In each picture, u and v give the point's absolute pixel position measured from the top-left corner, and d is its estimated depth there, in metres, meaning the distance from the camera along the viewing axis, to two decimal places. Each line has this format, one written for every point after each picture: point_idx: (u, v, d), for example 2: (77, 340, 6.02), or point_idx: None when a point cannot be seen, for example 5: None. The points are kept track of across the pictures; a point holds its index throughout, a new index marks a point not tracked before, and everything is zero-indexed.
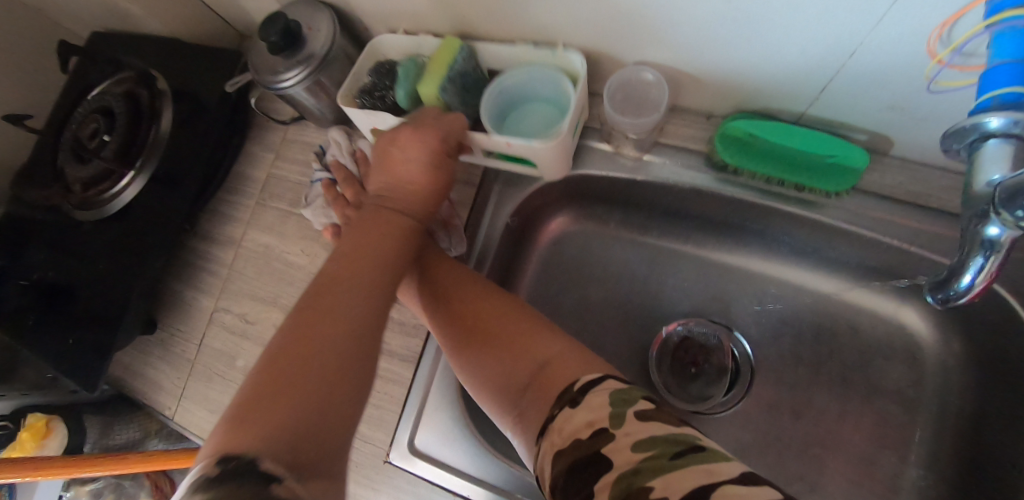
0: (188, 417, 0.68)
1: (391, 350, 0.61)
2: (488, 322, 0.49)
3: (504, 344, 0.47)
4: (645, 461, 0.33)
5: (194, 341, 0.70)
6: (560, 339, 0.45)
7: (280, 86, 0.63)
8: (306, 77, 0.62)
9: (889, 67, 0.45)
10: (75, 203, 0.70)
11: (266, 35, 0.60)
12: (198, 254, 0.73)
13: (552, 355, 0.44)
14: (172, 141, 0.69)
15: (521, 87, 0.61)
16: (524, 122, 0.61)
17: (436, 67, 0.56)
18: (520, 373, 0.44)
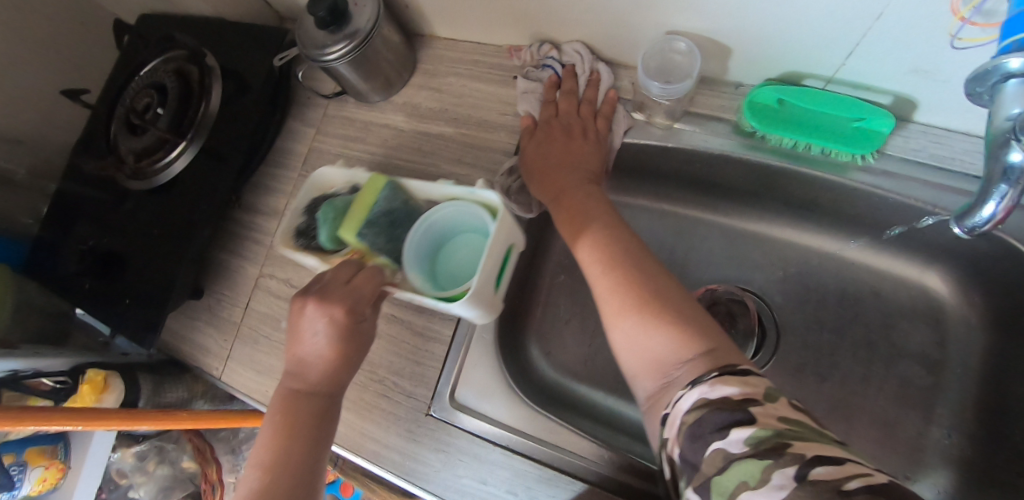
0: (234, 377, 0.72)
1: (431, 310, 0.64)
2: (623, 281, 0.45)
3: (642, 309, 0.43)
4: (792, 429, 0.32)
5: (240, 306, 0.73)
6: (697, 323, 0.41)
7: (324, 59, 0.66)
8: (349, 52, 0.65)
9: (913, 28, 0.47)
10: (129, 173, 0.74)
11: (313, 11, 0.63)
12: (243, 224, 0.76)
13: (679, 339, 0.40)
14: (220, 116, 0.73)
15: (443, 229, 0.60)
16: (455, 263, 0.59)
17: (356, 216, 0.56)
18: (643, 342, 0.42)
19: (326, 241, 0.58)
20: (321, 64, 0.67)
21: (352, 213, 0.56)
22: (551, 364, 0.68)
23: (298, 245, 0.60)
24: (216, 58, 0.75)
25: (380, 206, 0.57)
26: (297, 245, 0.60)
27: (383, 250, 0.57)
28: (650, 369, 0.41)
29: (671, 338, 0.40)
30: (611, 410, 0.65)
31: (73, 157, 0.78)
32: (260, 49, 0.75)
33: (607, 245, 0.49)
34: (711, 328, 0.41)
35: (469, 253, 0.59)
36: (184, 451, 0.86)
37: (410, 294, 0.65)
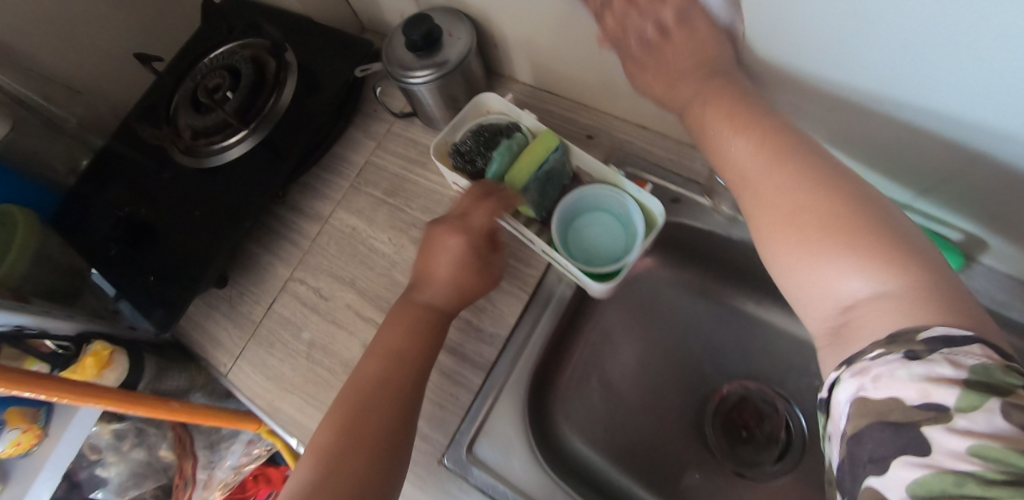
0: (241, 377, 0.69)
1: (463, 353, 0.62)
2: (817, 204, 0.37)
3: (833, 237, 0.36)
4: (974, 483, 0.27)
5: (262, 305, 0.71)
6: (918, 279, 0.34)
7: (405, 79, 0.64)
8: (432, 78, 0.64)
9: (1003, 183, 0.45)
10: (183, 148, 0.73)
11: (407, 33, 0.62)
12: (282, 222, 0.74)
13: (892, 309, 0.33)
14: (288, 112, 0.72)
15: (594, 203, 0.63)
16: (586, 233, 0.62)
17: (527, 165, 0.58)
18: (826, 281, 0.36)
19: (492, 174, 0.60)
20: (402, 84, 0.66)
21: (525, 159, 0.59)
22: (571, 430, 0.66)
23: (454, 162, 0.64)
24: (295, 54, 0.74)
25: (547, 162, 0.59)
26: (455, 162, 0.64)
27: (537, 202, 0.61)
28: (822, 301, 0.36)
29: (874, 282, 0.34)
30: (623, 489, 0.63)
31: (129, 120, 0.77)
32: (340, 55, 0.75)
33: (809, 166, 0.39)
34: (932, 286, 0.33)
35: (602, 231, 0.62)
36: (164, 438, 0.83)
37: None
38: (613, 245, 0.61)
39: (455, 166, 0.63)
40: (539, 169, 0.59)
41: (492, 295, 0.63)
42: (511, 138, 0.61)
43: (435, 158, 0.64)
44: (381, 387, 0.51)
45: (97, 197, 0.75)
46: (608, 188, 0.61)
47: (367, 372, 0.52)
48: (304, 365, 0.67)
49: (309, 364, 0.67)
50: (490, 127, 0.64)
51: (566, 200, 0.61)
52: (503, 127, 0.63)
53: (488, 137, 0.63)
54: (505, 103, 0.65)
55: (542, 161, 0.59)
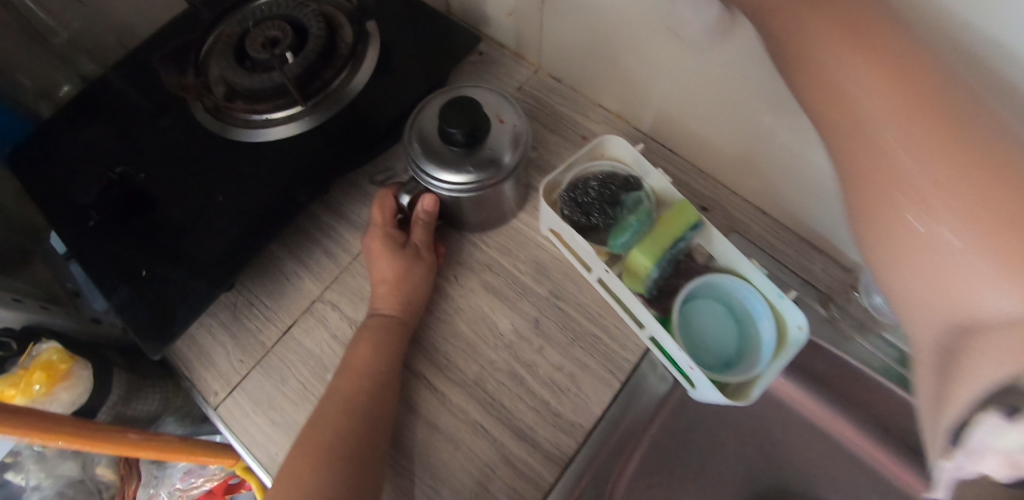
0: (235, 413, 0.54)
1: (535, 441, 0.51)
2: (883, 104, 0.24)
3: (949, 191, 0.22)
4: None
5: (279, 325, 0.57)
6: (1008, 200, 0.21)
7: (423, 172, 0.50)
8: (462, 183, 0.50)
9: None
10: (212, 108, 0.57)
11: (447, 127, 0.48)
12: (318, 225, 0.60)
13: (986, 260, 0.21)
14: (357, 93, 0.58)
15: (715, 290, 0.53)
16: (697, 322, 0.52)
17: (662, 239, 0.49)
18: (911, 219, 0.23)
19: (614, 245, 0.50)
20: (422, 182, 0.51)
21: (656, 235, 0.49)
22: None
23: (563, 208, 0.53)
24: (376, 26, 0.61)
25: (681, 240, 0.50)
26: (564, 213, 0.53)
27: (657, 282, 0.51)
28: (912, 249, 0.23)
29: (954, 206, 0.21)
30: None
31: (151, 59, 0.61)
32: (431, 42, 0.62)
33: (912, 72, 0.24)
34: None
35: (719, 325, 0.52)
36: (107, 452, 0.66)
37: (514, 412, 0.52)
38: (731, 346, 0.52)
39: (565, 215, 0.53)
40: (673, 247, 0.49)
41: (578, 375, 0.53)
42: (643, 204, 0.51)
43: (541, 200, 0.53)
44: (345, 418, 0.44)
45: (84, 147, 0.58)
46: (738, 280, 0.52)
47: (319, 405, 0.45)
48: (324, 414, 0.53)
49: None
50: (612, 178, 0.54)
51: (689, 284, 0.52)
52: (624, 180, 0.53)
53: (611, 191, 0.53)
54: (631, 153, 0.55)
55: (679, 240, 0.49)
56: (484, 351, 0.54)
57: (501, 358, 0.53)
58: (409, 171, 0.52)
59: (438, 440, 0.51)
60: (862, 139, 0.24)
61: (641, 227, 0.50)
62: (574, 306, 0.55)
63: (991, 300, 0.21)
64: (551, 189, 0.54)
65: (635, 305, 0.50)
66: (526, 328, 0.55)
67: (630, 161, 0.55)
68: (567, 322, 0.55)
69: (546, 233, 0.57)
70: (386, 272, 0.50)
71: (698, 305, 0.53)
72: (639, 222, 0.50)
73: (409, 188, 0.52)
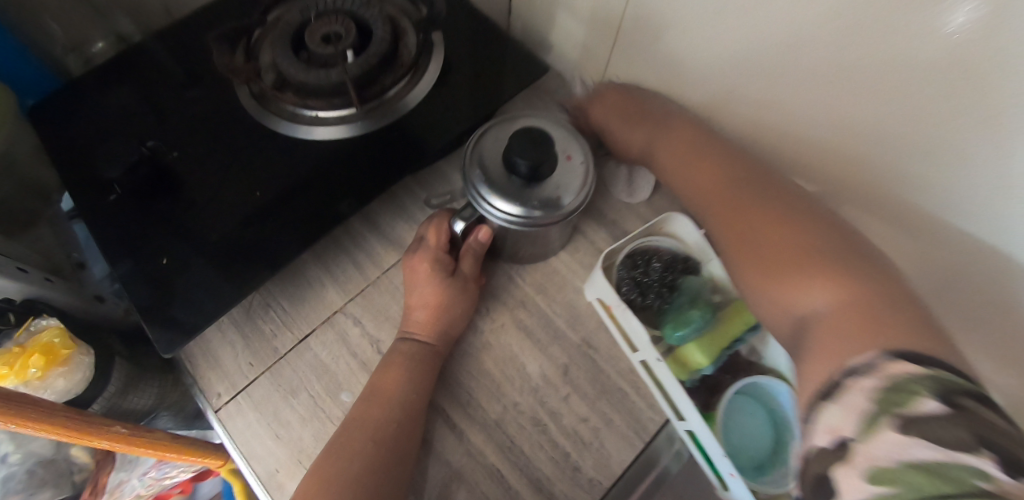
0: (237, 420, 0.51)
1: (551, 494, 0.49)
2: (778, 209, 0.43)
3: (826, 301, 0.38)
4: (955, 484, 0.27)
5: (295, 334, 0.54)
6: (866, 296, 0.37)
7: (482, 198, 0.48)
8: (522, 216, 0.48)
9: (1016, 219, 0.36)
10: (260, 97, 0.54)
11: (514, 156, 0.46)
12: (351, 233, 0.57)
13: (847, 331, 0.35)
14: (413, 105, 0.56)
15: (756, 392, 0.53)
16: (735, 421, 0.52)
17: (721, 339, 0.48)
18: (798, 303, 0.40)
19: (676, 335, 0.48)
20: (476, 208, 0.50)
21: (717, 332, 0.48)
22: None
23: (621, 285, 0.51)
24: (442, 39, 0.59)
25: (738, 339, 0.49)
26: (623, 291, 0.51)
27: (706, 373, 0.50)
28: (785, 326, 0.41)
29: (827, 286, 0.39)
30: None
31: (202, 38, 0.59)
32: (494, 65, 0.60)
33: (730, 172, 0.48)
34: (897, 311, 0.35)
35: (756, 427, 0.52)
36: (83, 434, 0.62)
37: (533, 460, 0.50)
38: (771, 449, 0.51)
39: (622, 293, 0.51)
40: (728, 347, 0.49)
41: (602, 431, 0.51)
42: (705, 294, 0.50)
43: (597, 270, 0.51)
44: (378, 440, 0.44)
45: (116, 116, 0.55)
46: (784, 386, 0.51)
47: (345, 427, 0.45)
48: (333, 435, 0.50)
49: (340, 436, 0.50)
50: (675, 260, 0.53)
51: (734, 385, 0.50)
52: (685, 263, 0.52)
53: (672, 276, 0.51)
54: (693, 234, 0.54)
55: (737, 342, 0.49)
56: (508, 391, 0.52)
57: (525, 401, 0.52)
58: (466, 197, 0.50)
59: (450, 479, 0.49)
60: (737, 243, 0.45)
61: (706, 324, 0.48)
62: (605, 357, 0.54)
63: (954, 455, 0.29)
64: (606, 263, 0.52)
65: (681, 398, 0.48)
66: (554, 374, 0.53)
67: (691, 244, 0.54)
68: (597, 374, 0.53)
69: (593, 300, 0.54)
70: (429, 297, 0.51)
71: (739, 403, 0.52)
72: (702, 317, 0.48)
73: (464, 215, 0.50)
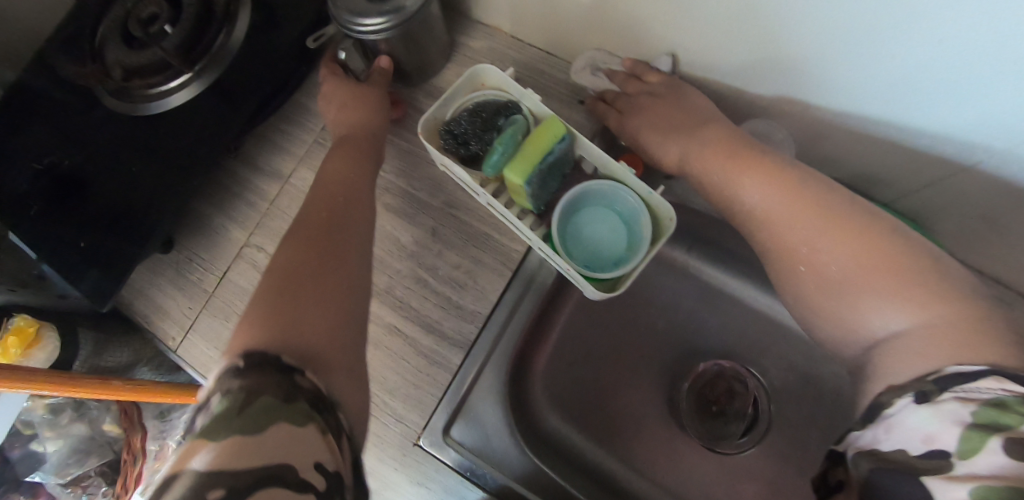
0: (194, 352, 0.63)
1: (443, 332, 0.58)
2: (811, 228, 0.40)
3: (830, 254, 0.39)
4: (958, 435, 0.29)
5: (216, 273, 0.64)
6: (903, 271, 0.36)
7: (356, 30, 0.57)
8: (387, 28, 0.57)
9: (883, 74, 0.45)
10: (112, 90, 0.62)
11: None
12: (236, 179, 0.66)
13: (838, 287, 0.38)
14: (241, 52, 0.62)
15: (601, 199, 0.58)
16: (584, 231, 0.57)
17: (531, 157, 0.53)
18: (866, 320, 0.37)
19: (489, 167, 0.55)
20: (351, 33, 0.58)
21: (523, 152, 0.53)
22: (551, 409, 0.65)
23: (447, 148, 0.57)
24: None
25: (552, 153, 0.54)
26: (444, 147, 0.57)
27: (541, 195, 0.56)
28: (856, 342, 0.38)
29: (834, 238, 0.39)
30: (601, 468, 0.64)
31: (40, 50, 0.64)
32: None
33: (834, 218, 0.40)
34: (900, 261, 0.36)
35: (602, 230, 0.57)
36: (107, 411, 0.74)
37: (422, 310, 0.59)
38: (625, 245, 0.57)
39: (445, 149, 0.57)
40: (543, 162, 0.54)
41: (474, 272, 0.60)
42: (514, 126, 0.55)
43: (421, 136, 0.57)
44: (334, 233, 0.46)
45: None
46: (616, 184, 0.57)
47: (298, 233, 0.45)
48: None
49: None
50: (487, 106, 0.58)
51: (570, 192, 0.56)
52: (499, 107, 0.57)
53: (485, 120, 0.57)
54: (504, 78, 0.58)
55: (547, 154, 0.53)
56: (390, 262, 0.61)
57: (406, 267, 0.60)
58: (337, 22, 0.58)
59: None
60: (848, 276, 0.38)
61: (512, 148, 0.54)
62: (467, 212, 0.61)
63: (895, 323, 0.35)
64: (428, 125, 0.58)
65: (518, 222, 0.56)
66: (425, 238, 0.61)
67: (509, 89, 0.58)
68: (461, 226, 0.61)
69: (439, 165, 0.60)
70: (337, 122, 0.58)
71: (583, 214, 0.58)
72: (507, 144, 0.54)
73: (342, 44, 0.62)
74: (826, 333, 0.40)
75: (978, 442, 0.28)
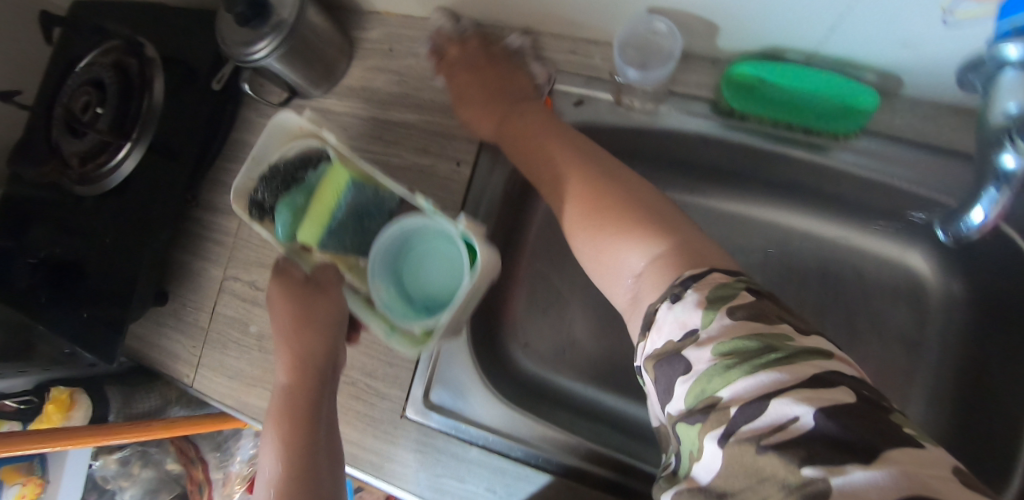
0: (206, 383, 0.70)
1: None
2: (587, 186, 0.49)
3: (599, 204, 0.47)
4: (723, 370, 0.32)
5: (206, 310, 0.71)
6: (645, 218, 0.44)
7: (252, 58, 0.60)
8: (278, 44, 0.60)
9: None
10: (75, 178, 0.69)
11: (230, 6, 0.58)
12: (202, 224, 0.73)
13: (595, 232, 0.46)
14: (164, 110, 0.67)
15: (419, 237, 0.60)
16: (422, 266, 0.59)
17: (319, 217, 0.57)
18: (622, 261, 0.44)
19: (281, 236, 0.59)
20: (249, 63, 0.62)
21: (313, 211, 0.57)
22: (533, 356, 0.67)
23: (255, 218, 0.60)
24: (155, 47, 0.68)
25: (342, 205, 0.57)
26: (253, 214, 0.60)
27: (350, 249, 0.60)
28: (619, 284, 0.44)
29: (591, 195, 0.48)
30: (592, 401, 0.66)
31: (13, 163, 0.73)
32: (203, 36, 0.69)
33: (582, 179, 0.49)
34: (656, 208, 0.45)
35: (436, 266, 0.59)
36: (167, 453, 0.85)
37: None
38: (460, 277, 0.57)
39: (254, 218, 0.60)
40: (332, 216, 0.58)
41: None
42: (302, 184, 0.59)
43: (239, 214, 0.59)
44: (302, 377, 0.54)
45: (5, 248, 0.72)
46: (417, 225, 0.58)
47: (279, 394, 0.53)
48: (260, 356, 0.67)
49: (264, 355, 0.67)
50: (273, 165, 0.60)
51: (383, 234, 0.58)
52: (291, 162, 0.59)
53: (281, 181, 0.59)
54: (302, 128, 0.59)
55: (330, 210, 0.57)
56: None
57: None
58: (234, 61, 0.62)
59: None
60: (602, 232, 0.46)
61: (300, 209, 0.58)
62: None
63: (640, 258, 0.42)
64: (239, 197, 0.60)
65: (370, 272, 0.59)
66: None
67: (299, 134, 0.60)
68: None
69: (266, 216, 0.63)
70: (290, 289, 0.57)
71: (414, 258, 0.60)
72: (290, 207, 0.58)
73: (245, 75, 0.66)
74: (606, 289, 0.46)
75: (722, 381, 0.32)
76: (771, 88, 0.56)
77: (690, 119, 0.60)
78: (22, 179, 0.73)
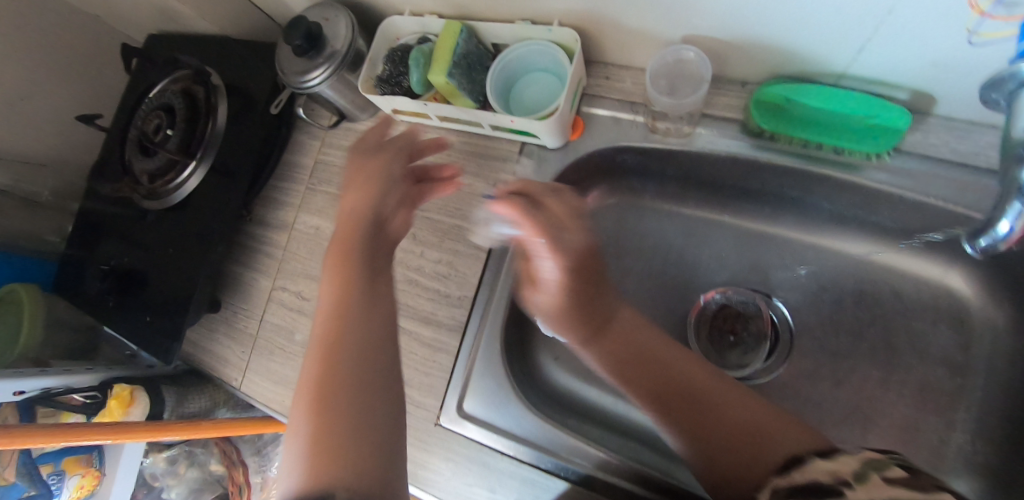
0: (253, 387, 0.74)
1: (439, 321, 0.66)
2: (689, 376, 0.49)
3: (714, 394, 0.47)
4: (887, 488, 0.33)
5: (254, 318, 0.75)
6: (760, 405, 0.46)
7: (306, 86, 0.65)
8: (329, 74, 0.65)
9: None
10: (145, 193, 0.76)
11: (290, 39, 0.63)
12: (255, 237, 0.78)
13: (714, 425, 0.46)
14: (226, 133, 0.74)
15: (522, 64, 0.65)
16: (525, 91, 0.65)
17: (443, 56, 0.60)
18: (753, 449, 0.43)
19: (417, 84, 0.63)
20: (304, 89, 0.67)
21: (437, 55, 0.60)
22: (564, 371, 0.68)
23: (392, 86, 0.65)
24: (220, 75, 0.75)
25: (460, 47, 0.61)
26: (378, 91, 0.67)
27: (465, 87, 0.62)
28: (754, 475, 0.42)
29: (695, 382, 0.49)
30: (622, 417, 0.66)
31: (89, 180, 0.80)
32: (261, 65, 0.75)
33: (685, 367, 0.50)
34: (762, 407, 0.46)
35: (539, 89, 0.65)
36: (211, 454, 0.90)
37: (417, 305, 0.67)
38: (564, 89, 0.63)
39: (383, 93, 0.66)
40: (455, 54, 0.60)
41: (456, 262, 0.67)
42: (422, 45, 0.63)
43: (365, 95, 0.66)
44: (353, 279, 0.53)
45: (78, 258, 0.79)
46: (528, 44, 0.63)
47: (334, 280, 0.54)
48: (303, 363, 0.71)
49: None
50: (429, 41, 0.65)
51: (494, 67, 0.63)
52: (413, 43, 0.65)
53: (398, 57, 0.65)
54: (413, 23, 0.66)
55: (454, 47, 0.60)
56: None
57: (399, 272, 0.68)
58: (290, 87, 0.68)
59: None
60: (723, 427, 0.45)
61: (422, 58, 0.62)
62: (440, 211, 0.69)
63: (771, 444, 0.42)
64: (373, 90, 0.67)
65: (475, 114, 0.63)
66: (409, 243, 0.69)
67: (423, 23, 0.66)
68: (435, 225, 0.69)
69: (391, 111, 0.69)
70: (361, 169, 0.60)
71: (518, 87, 0.65)
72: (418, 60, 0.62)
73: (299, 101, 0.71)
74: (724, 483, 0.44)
75: None
76: (795, 109, 0.58)
77: (722, 140, 0.62)
78: (97, 195, 0.81)
